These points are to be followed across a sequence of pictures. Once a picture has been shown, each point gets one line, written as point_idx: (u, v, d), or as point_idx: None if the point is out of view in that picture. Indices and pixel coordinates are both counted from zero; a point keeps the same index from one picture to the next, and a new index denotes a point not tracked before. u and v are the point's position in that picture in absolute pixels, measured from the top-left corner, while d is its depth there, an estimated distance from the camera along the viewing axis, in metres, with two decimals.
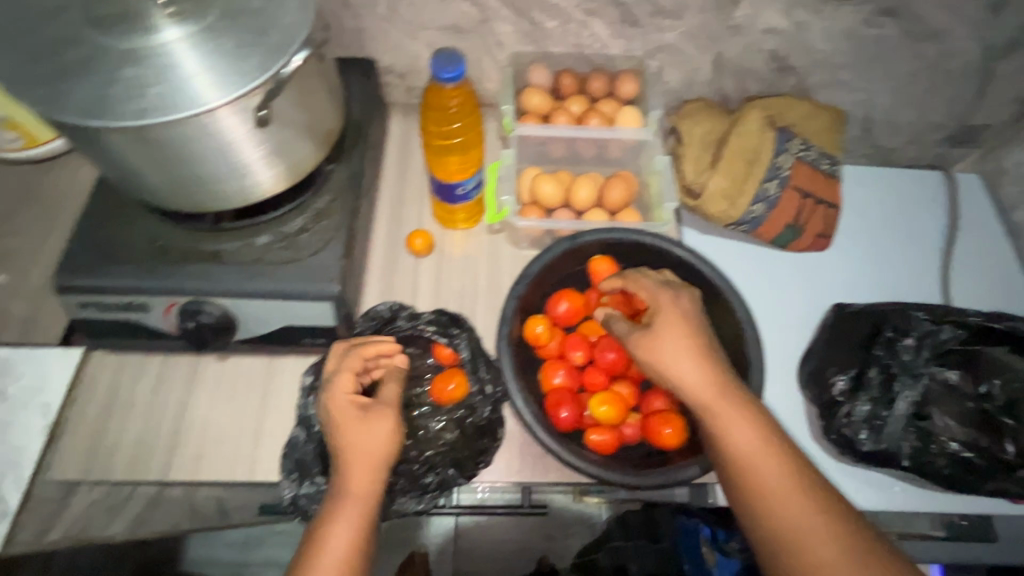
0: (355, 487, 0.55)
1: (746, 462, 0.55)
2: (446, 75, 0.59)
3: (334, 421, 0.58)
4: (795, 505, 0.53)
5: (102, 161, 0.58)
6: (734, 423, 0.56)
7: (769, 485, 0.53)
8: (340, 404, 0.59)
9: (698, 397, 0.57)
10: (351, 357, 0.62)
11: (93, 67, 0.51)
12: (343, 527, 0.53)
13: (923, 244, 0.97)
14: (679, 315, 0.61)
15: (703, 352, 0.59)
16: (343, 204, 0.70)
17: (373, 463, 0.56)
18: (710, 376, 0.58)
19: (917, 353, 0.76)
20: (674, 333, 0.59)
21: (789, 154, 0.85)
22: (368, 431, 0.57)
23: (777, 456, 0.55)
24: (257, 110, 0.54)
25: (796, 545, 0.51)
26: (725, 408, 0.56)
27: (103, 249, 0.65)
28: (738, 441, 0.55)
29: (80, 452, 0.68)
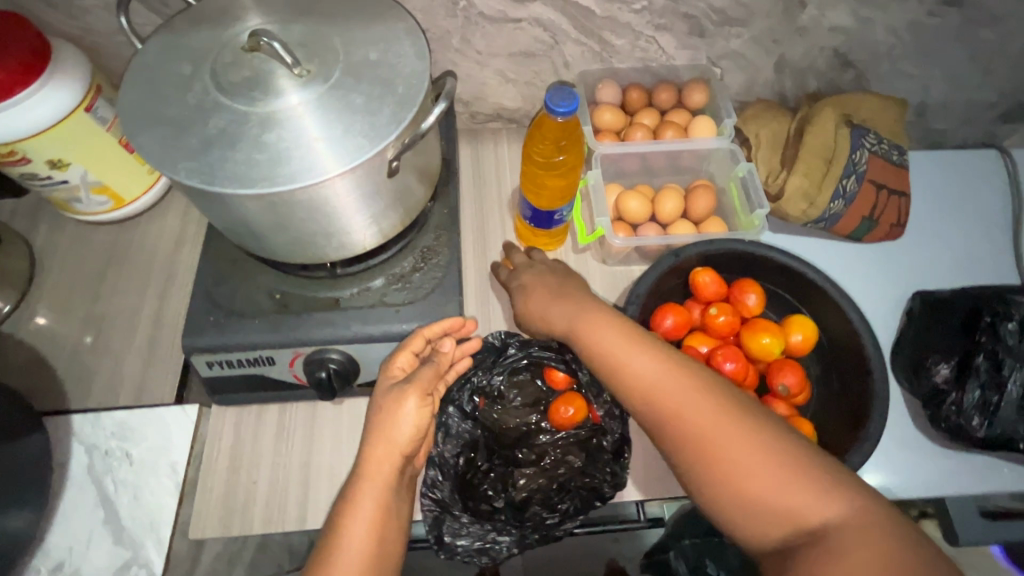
0: (372, 469, 0.58)
1: (651, 383, 0.56)
2: (562, 109, 0.60)
3: (380, 402, 0.60)
4: (704, 409, 0.53)
5: (232, 223, 0.59)
6: (630, 350, 0.58)
7: (677, 398, 0.54)
8: (381, 389, 0.62)
9: (583, 336, 0.62)
10: (413, 341, 0.62)
11: (236, 137, 0.52)
12: (366, 506, 0.57)
13: (990, 224, 0.98)
14: (551, 287, 0.68)
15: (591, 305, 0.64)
16: (448, 239, 0.71)
17: (390, 450, 0.58)
18: (592, 317, 0.62)
19: (1022, 336, 0.75)
20: (562, 300, 0.66)
21: (864, 149, 0.86)
22: (395, 417, 0.59)
23: (678, 368, 0.56)
24: (390, 162, 0.55)
25: (706, 446, 0.51)
26: (610, 337, 0.60)
27: (224, 306, 0.66)
28: (635, 364, 0.57)
29: (214, 509, 0.68)
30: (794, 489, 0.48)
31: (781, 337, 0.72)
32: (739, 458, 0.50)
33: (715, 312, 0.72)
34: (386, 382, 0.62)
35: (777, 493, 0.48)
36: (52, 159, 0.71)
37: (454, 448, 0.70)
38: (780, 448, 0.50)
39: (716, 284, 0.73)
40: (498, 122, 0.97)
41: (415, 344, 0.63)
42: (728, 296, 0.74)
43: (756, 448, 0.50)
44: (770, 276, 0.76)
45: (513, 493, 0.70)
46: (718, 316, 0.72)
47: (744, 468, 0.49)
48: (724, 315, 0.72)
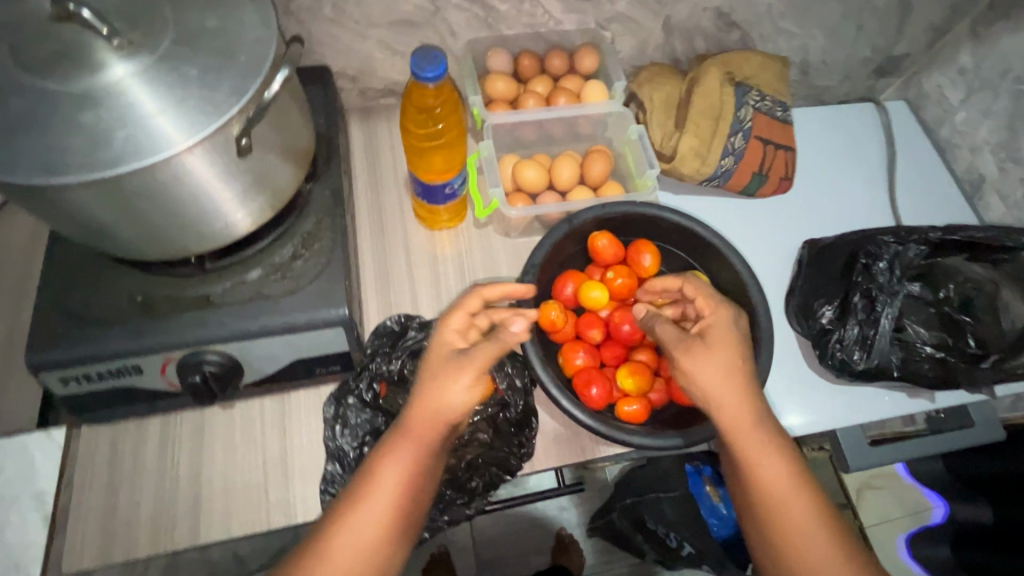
0: (414, 435, 0.54)
1: (758, 460, 0.56)
2: (429, 74, 0.56)
3: (430, 368, 0.56)
4: (796, 495, 0.56)
5: (62, 219, 0.52)
6: (763, 430, 0.57)
7: (775, 482, 0.56)
8: (439, 348, 0.57)
9: (716, 402, 0.57)
10: (470, 300, 0.60)
11: (44, 122, 0.45)
12: (389, 480, 0.53)
13: (869, 172, 1.05)
14: (733, 339, 0.59)
15: (738, 365, 0.58)
16: (332, 223, 0.67)
17: (438, 420, 0.54)
18: (741, 385, 0.57)
19: (890, 273, 0.82)
20: (722, 353, 0.58)
21: (748, 106, 0.88)
22: (445, 385, 0.54)
23: (787, 457, 0.57)
24: (238, 140, 0.50)
25: (781, 521, 0.56)
26: (749, 415, 0.57)
27: (75, 315, 0.59)
28: (764, 462, 0.56)
29: (95, 535, 0.62)
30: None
31: None
32: (808, 544, 0.55)
33: (612, 276, 0.73)
34: (442, 340, 0.58)
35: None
36: None
37: (354, 439, 0.68)
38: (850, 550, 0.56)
39: (613, 247, 0.73)
40: (391, 98, 0.93)
41: (469, 310, 0.60)
42: (626, 258, 0.75)
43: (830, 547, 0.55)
44: (665, 234, 0.76)
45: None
46: (614, 278, 0.72)
47: (812, 554, 0.55)
48: (621, 277, 0.72)
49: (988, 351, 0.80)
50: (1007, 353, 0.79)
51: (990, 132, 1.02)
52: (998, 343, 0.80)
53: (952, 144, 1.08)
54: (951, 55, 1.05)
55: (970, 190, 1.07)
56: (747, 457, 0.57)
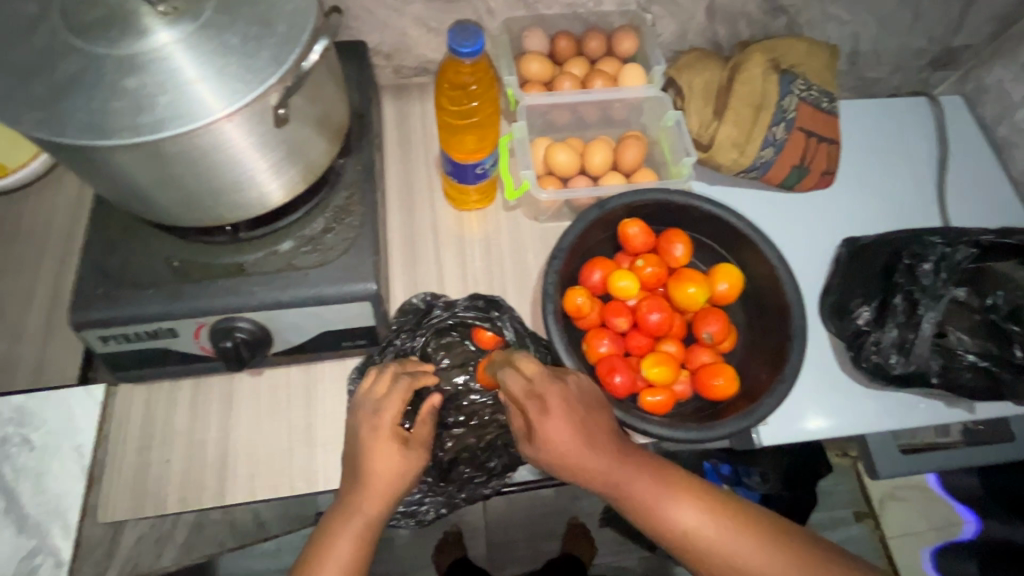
0: (359, 515, 0.58)
1: (648, 505, 0.56)
2: (466, 50, 0.55)
3: (371, 453, 0.59)
4: (700, 522, 0.56)
5: (106, 182, 0.53)
6: (632, 477, 0.57)
7: (690, 528, 0.55)
8: (364, 431, 0.60)
9: (580, 467, 0.56)
10: (399, 383, 0.64)
11: (91, 84, 0.46)
12: (345, 551, 0.57)
13: (918, 170, 1.00)
14: (570, 403, 0.58)
15: (578, 419, 0.57)
16: (363, 198, 0.67)
17: (388, 491, 0.59)
18: (599, 439, 0.57)
19: (936, 276, 0.77)
20: (563, 422, 0.57)
21: (793, 95, 0.85)
22: (392, 471, 0.59)
23: (671, 488, 0.57)
24: (276, 109, 0.50)
25: (697, 553, 0.55)
26: (617, 465, 0.57)
27: (115, 277, 0.61)
28: (670, 513, 0.56)
29: (127, 490, 0.65)
30: None
31: (707, 286, 0.71)
32: (735, 558, 0.54)
33: (642, 264, 0.71)
34: (368, 418, 0.61)
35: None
36: None
37: None
38: (777, 543, 0.55)
39: (644, 235, 0.72)
40: (425, 77, 0.92)
41: (405, 386, 0.63)
42: (656, 247, 0.73)
43: (757, 548, 0.54)
44: (698, 224, 0.74)
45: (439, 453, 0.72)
46: (643, 266, 0.71)
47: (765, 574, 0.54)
48: (651, 265, 0.71)
49: None
50: None
51: None
52: None
53: (1010, 143, 1.03)
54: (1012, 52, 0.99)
55: None
56: (653, 517, 0.56)
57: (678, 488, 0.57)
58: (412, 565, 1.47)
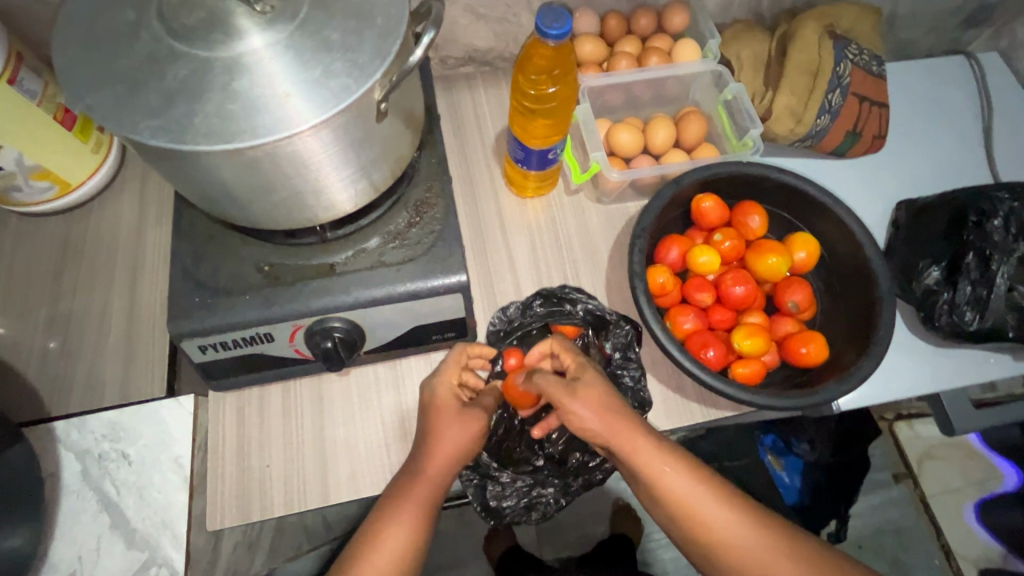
0: (421, 479, 0.58)
1: (682, 498, 0.58)
2: (554, 32, 0.55)
3: (435, 414, 0.61)
4: (729, 522, 0.57)
5: (207, 190, 0.53)
6: (666, 471, 0.58)
7: (681, 492, 0.58)
8: (433, 398, 0.62)
9: (619, 445, 0.59)
10: (455, 351, 0.66)
11: (202, 89, 0.46)
12: (405, 528, 0.56)
13: (962, 128, 1.00)
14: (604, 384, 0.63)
15: (617, 405, 0.61)
16: (442, 189, 0.67)
17: (453, 459, 0.60)
18: (613, 404, 0.61)
19: (1007, 231, 0.78)
20: (591, 396, 0.61)
21: (847, 61, 0.85)
22: (453, 432, 0.60)
23: (704, 486, 0.58)
24: (379, 104, 0.50)
25: (719, 549, 0.57)
26: (656, 451, 0.58)
27: (208, 286, 0.61)
28: (662, 476, 0.58)
29: (233, 497, 0.65)
30: (763, 558, 0.56)
31: (787, 256, 0.71)
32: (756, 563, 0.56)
33: (720, 238, 0.72)
34: (437, 382, 0.64)
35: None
36: None
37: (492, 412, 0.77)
38: (799, 556, 0.56)
39: (718, 208, 0.72)
40: (470, 66, 0.92)
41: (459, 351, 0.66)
42: (731, 220, 0.74)
43: (782, 557, 0.56)
44: (770, 195, 0.75)
45: (549, 449, 0.77)
46: (722, 237, 0.71)
47: (733, 538, 0.57)
48: (729, 238, 0.71)
49: None
50: None
51: None
52: None
53: None
54: None
55: None
56: (649, 477, 0.58)
57: (672, 453, 0.59)
58: (465, 557, 1.48)
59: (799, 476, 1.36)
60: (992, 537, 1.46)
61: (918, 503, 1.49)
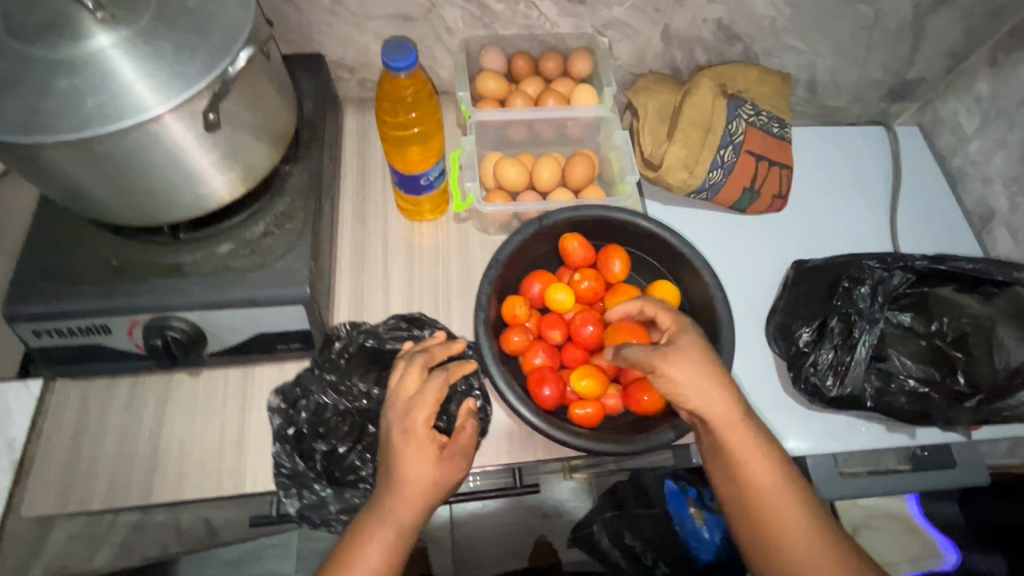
0: (396, 511, 0.56)
1: (763, 489, 0.58)
2: (399, 64, 0.58)
3: (407, 450, 0.57)
4: (781, 491, 0.58)
5: (44, 180, 0.55)
6: (746, 435, 0.58)
7: (764, 479, 0.57)
8: (402, 434, 0.57)
9: (720, 424, 0.58)
10: (433, 380, 0.60)
11: (28, 85, 0.49)
12: (374, 551, 0.55)
13: (870, 197, 1.02)
14: (701, 348, 0.60)
15: (713, 367, 0.59)
16: (306, 204, 0.69)
17: (420, 499, 0.56)
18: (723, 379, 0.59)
19: (871, 300, 0.79)
20: (688, 361, 0.58)
21: (741, 119, 0.87)
22: (423, 470, 0.56)
23: (781, 467, 0.59)
24: (204, 113, 0.52)
25: (769, 518, 0.57)
26: (740, 415, 0.58)
27: (54, 273, 0.62)
28: (748, 460, 0.58)
29: (55, 483, 0.65)
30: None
31: None
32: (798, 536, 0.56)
33: (579, 278, 0.73)
34: (400, 414, 0.59)
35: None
36: None
37: (318, 421, 0.70)
38: None
39: (583, 249, 0.73)
40: None
41: (420, 370, 0.62)
42: (596, 262, 0.75)
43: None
44: (637, 241, 0.76)
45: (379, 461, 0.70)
46: (582, 278, 0.72)
47: (802, 547, 0.56)
48: (589, 279, 0.72)
49: (975, 389, 0.78)
50: (994, 394, 0.76)
51: (1002, 164, 0.99)
52: (987, 382, 0.78)
53: (964, 174, 1.05)
54: (967, 82, 1.03)
55: (978, 224, 1.03)
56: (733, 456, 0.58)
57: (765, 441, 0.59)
58: None
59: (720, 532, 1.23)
60: None
61: None
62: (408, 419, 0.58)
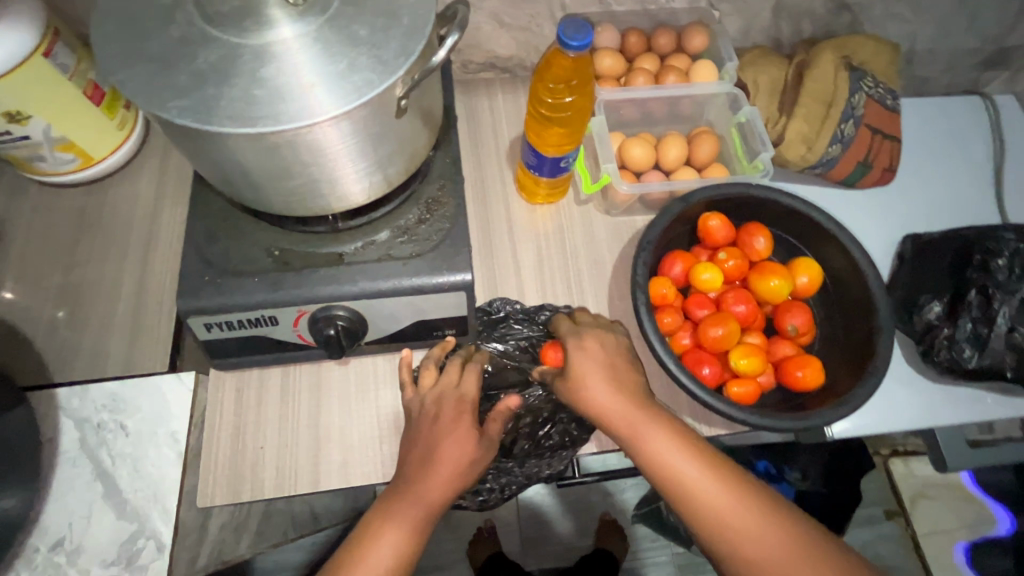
0: (419, 490, 0.59)
1: (698, 492, 0.56)
2: (576, 42, 0.57)
3: (438, 424, 0.62)
4: (709, 481, 0.56)
5: (228, 173, 0.54)
6: (674, 452, 0.57)
7: (694, 483, 0.56)
8: (442, 418, 0.63)
9: (628, 432, 0.59)
10: (472, 371, 0.68)
11: (232, 74, 0.48)
12: (388, 543, 0.56)
13: (972, 168, 1.01)
14: (598, 351, 0.65)
15: (615, 368, 0.64)
16: (454, 189, 0.68)
17: (452, 482, 0.60)
18: (627, 386, 0.62)
19: (1011, 271, 0.78)
20: (583, 361, 0.64)
21: (863, 92, 0.86)
22: (461, 445, 0.61)
23: (717, 468, 0.57)
24: (400, 100, 0.51)
25: (731, 537, 0.54)
26: (646, 420, 0.59)
27: (219, 265, 0.62)
28: (675, 465, 0.57)
29: (224, 474, 0.66)
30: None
31: (789, 279, 0.72)
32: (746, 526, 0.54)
33: (723, 257, 0.73)
34: (452, 399, 0.65)
35: (779, 562, 0.53)
36: (10, 112, 0.64)
37: None
38: None
39: (724, 228, 0.73)
40: (491, 72, 0.93)
41: (460, 364, 0.69)
42: (736, 240, 0.75)
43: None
44: (777, 218, 0.76)
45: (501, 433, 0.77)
46: (723, 256, 0.73)
47: (761, 549, 0.54)
48: (732, 258, 0.72)
49: None
50: None
51: None
52: None
53: None
54: None
55: None
56: (659, 467, 0.57)
57: (689, 446, 0.58)
58: (447, 560, 1.44)
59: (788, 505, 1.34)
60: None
61: (909, 542, 1.46)
62: (445, 397, 0.65)
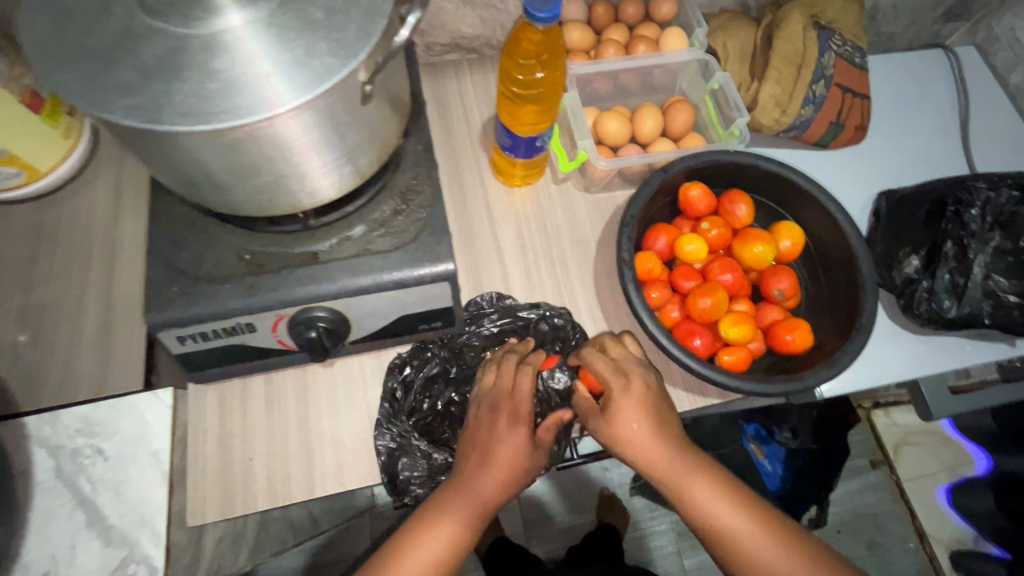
0: (472, 487, 0.60)
1: (743, 545, 0.58)
2: (543, 14, 0.54)
3: (495, 427, 0.63)
4: (760, 541, 0.58)
5: (187, 175, 0.51)
6: (721, 508, 0.59)
7: (741, 537, 0.58)
8: (498, 424, 0.63)
9: (676, 489, 0.60)
10: (527, 369, 0.67)
11: (181, 68, 0.44)
12: (438, 541, 0.57)
13: (939, 121, 1.02)
14: (646, 394, 0.63)
15: (660, 418, 0.62)
16: (429, 176, 0.65)
17: (508, 480, 0.61)
18: (671, 437, 0.62)
19: (982, 221, 0.81)
20: (629, 414, 0.62)
21: (831, 52, 0.85)
22: (520, 448, 0.62)
23: (764, 521, 0.59)
24: (365, 85, 0.48)
25: None
26: (693, 475, 0.60)
27: (187, 274, 0.58)
28: (722, 519, 0.59)
29: (215, 488, 0.63)
30: None
31: (773, 244, 0.72)
32: None
33: (707, 226, 0.72)
34: (506, 404, 0.64)
35: None
36: None
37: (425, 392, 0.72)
38: None
39: (705, 197, 0.72)
40: (457, 54, 0.89)
41: (516, 365, 0.67)
42: (718, 208, 0.74)
43: None
44: (757, 183, 0.75)
45: None
46: (708, 226, 0.72)
47: None
48: (716, 227, 0.72)
49: None
50: None
51: None
52: None
53: None
54: None
55: None
56: (707, 521, 0.59)
57: (734, 498, 0.60)
58: None
59: (780, 464, 1.40)
60: (963, 520, 1.48)
61: (895, 488, 1.52)
62: (503, 399, 0.65)
